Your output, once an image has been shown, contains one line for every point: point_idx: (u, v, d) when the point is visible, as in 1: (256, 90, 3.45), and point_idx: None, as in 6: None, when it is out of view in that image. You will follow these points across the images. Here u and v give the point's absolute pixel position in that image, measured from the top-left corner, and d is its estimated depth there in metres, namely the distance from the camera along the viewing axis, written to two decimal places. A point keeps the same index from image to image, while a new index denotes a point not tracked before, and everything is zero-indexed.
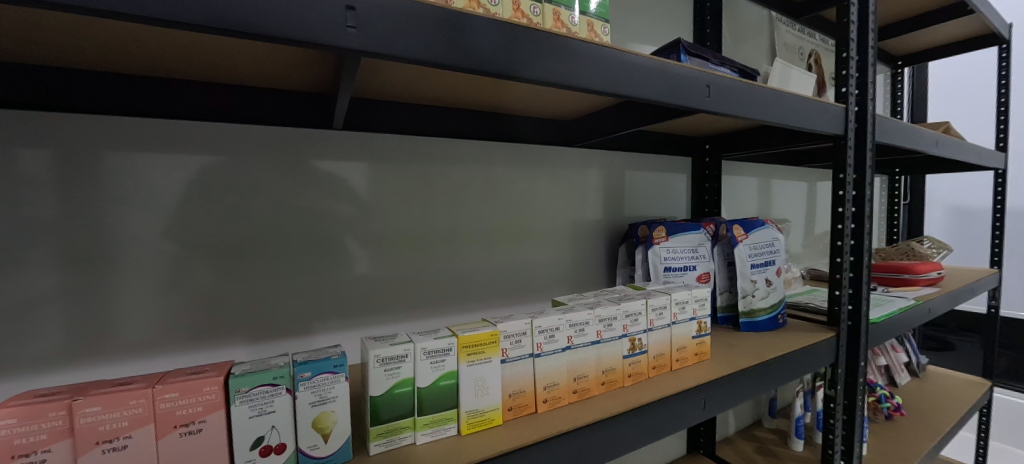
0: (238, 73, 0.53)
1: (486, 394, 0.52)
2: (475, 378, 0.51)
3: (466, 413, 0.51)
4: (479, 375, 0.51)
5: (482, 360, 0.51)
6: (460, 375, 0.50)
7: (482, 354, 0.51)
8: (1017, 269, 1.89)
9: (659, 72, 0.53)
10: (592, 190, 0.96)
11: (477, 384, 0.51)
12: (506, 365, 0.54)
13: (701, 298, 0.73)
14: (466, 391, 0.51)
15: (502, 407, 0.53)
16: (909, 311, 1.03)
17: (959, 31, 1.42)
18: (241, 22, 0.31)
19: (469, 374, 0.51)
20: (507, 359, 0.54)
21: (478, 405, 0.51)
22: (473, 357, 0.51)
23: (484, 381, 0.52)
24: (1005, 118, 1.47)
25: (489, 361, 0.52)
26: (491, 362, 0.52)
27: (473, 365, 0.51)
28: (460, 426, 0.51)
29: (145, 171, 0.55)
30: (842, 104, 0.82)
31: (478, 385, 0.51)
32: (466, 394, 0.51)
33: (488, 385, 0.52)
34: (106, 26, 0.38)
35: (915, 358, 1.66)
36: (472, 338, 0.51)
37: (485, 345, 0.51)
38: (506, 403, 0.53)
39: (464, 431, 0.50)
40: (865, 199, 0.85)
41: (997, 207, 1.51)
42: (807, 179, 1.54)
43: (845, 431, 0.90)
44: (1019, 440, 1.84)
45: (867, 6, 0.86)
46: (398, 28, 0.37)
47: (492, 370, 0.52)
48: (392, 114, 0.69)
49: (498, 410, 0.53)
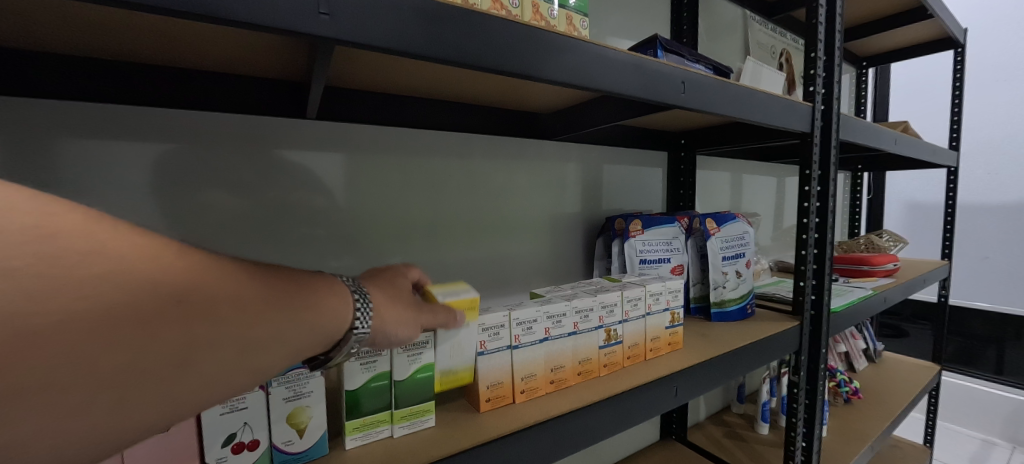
0: (206, 59, 0.51)
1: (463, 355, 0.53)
2: (451, 342, 0.52)
3: (439, 372, 0.52)
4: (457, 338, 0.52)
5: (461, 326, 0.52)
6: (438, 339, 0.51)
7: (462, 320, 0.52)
8: (964, 262, 2.02)
9: (637, 68, 0.54)
10: (570, 183, 0.96)
11: (456, 346, 0.52)
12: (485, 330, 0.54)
13: (674, 289, 0.75)
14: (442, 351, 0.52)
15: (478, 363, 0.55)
16: (867, 300, 1.09)
17: (919, 34, 1.49)
18: (207, 5, 0.30)
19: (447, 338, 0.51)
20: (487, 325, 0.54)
21: (453, 366, 0.53)
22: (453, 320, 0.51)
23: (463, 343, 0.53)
24: (958, 120, 1.56)
25: (468, 326, 0.52)
26: (469, 328, 0.52)
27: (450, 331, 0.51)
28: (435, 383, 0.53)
29: (103, 158, 0.53)
30: (810, 102, 0.85)
31: (452, 346, 0.52)
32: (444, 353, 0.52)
33: (464, 348, 0.53)
34: (60, 6, 0.36)
35: (873, 345, 1.75)
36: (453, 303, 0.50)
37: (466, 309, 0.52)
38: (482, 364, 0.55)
39: (435, 388, 0.52)
40: (829, 194, 0.89)
41: (949, 203, 1.60)
42: (777, 174, 1.59)
43: (806, 414, 0.94)
44: (962, 419, 1.98)
45: (834, 8, 0.88)
46: (374, 16, 0.36)
47: (471, 333, 0.53)
48: (367, 106, 0.68)
49: (471, 370, 0.54)
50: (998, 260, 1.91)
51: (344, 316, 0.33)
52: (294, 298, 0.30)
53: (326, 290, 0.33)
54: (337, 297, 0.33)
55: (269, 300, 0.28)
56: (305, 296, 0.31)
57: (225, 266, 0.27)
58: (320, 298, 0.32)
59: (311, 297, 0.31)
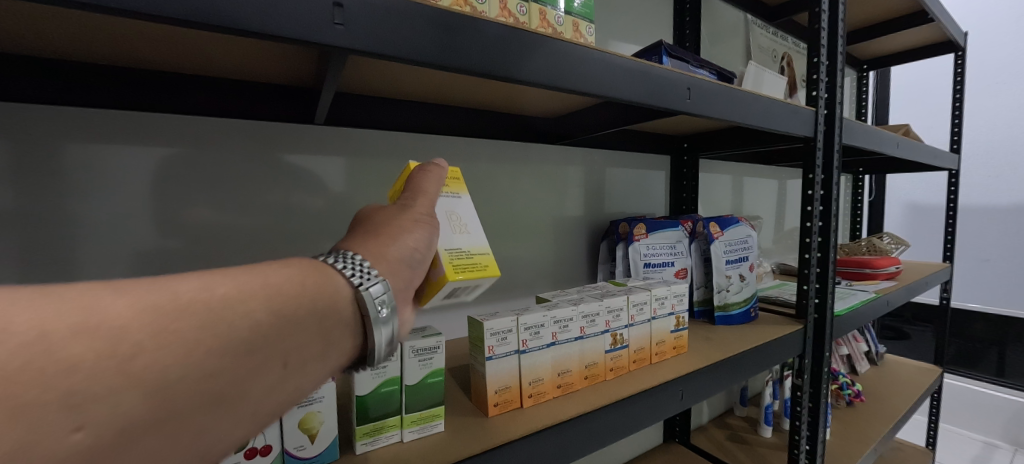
0: (217, 66, 0.52)
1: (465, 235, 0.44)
2: (444, 211, 0.45)
3: (445, 252, 0.41)
4: (449, 208, 0.45)
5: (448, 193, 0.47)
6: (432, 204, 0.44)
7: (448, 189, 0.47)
8: (965, 264, 2.02)
9: (643, 74, 0.54)
10: (573, 186, 0.97)
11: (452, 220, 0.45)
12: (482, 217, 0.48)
13: (679, 293, 0.75)
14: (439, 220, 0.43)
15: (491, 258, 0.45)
16: (870, 303, 1.09)
17: (919, 38, 1.50)
18: (225, 16, 0.30)
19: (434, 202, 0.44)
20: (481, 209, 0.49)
21: (460, 246, 0.43)
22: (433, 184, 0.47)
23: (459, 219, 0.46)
24: (959, 123, 1.56)
25: (458, 197, 0.47)
26: (459, 198, 0.47)
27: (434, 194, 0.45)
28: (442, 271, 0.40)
29: (113, 164, 0.53)
30: (812, 107, 0.85)
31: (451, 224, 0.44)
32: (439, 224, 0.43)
33: (463, 224, 0.45)
34: (76, 17, 0.37)
35: (875, 347, 1.75)
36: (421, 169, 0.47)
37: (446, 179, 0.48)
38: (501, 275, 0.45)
39: (446, 272, 0.40)
40: (832, 198, 0.89)
41: (950, 206, 1.60)
42: (778, 177, 1.60)
43: (810, 418, 0.94)
44: (964, 421, 1.98)
45: (837, 13, 0.89)
46: (386, 26, 0.37)
47: (463, 205, 0.47)
48: (373, 112, 0.68)
49: (486, 255, 0.44)
50: (999, 263, 1.91)
51: (340, 291, 0.31)
52: (270, 293, 0.27)
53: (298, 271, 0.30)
54: (312, 272, 0.31)
55: (241, 305, 0.26)
56: (283, 283, 0.28)
57: (177, 287, 0.24)
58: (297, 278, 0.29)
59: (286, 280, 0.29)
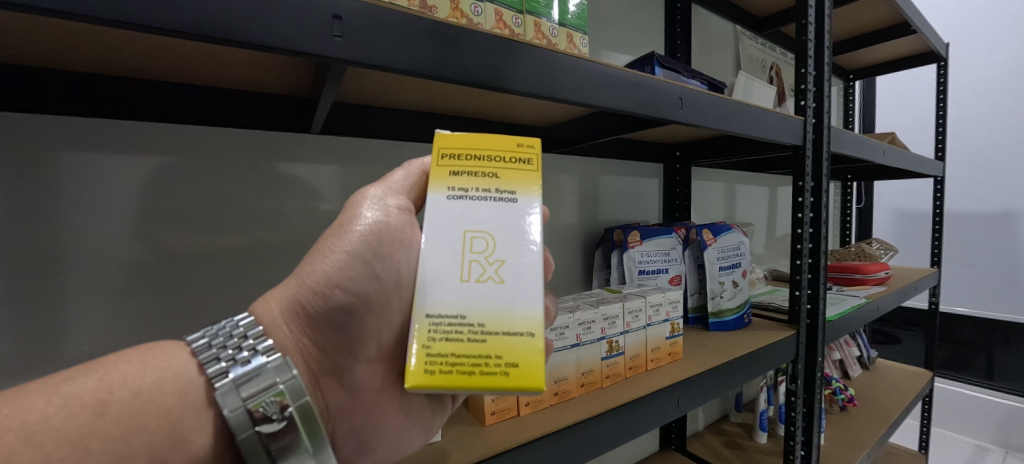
0: (211, 76, 0.52)
1: (478, 287, 0.38)
2: (464, 251, 0.39)
3: (431, 330, 0.37)
4: (470, 231, 0.40)
5: (478, 190, 0.41)
6: (425, 231, 0.39)
7: (489, 176, 0.42)
8: (952, 268, 2.05)
9: (636, 84, 0.55)
10: (568, 194, 0.97)
11: (466, 256, 0.39)
12: (519, 236, 0.40)
13: (674, 300, 0.76)
14: (438, 259, 0.39)
15: (487, 348, 0.37)
16: (860, 308, 1.11)
17: (902, 48, 1.54)
18: (229, 29, 0.31)
19: (444, 219, 0.40)
20: (526, 219, 0.41)
21: (450, 316, 0.38)
22: (461, 172, 0.41)
23: (479, 254, 0.39)
24: (942, 130, 1.59)
25: (497, 196, 0.41)
26: (500, 198, 0.41)
27: (454, 193, 0.41)
28: (409, 371, 0.36)
29: (104, 173, 0.53)
30: (801, 116, 0.87)
31: (458, 281, 0.38)
32: (437, 271, 0.38)
33: (472, 290, 0.38)
34: (72, 29, 0.37)
35: (866, 352, 1.76)
36: (455, 141, 0.42)
37: (493, 157, 0.42)
38: (506, 382, 0.36)
39: (412, 375, 0.36)
40: (822, 205, 0.90)
41: (937, 212, 1.63)
42: (769, 184, 1.62)
43: (804, 423, 0.95)
44: (957, 425, 1.99)
45: (823, 24, 0.91)
46: (387, 38, 0.37)
47: (493, 217, 0.40)
48: (369, 122, 0.69)
49: (484, 345, 0.37)
50: (985, 267, 1.95)
51: (195, 383, 0.37)
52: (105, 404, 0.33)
53: (142, 373, 0.36)
54: (145, 380, 0.36)
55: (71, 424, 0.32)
56: (80, 408, 0.32)
57: (23, 413, 0.31)
58: (102, 402, 0.33)
59: (86, 404, 0.33)
